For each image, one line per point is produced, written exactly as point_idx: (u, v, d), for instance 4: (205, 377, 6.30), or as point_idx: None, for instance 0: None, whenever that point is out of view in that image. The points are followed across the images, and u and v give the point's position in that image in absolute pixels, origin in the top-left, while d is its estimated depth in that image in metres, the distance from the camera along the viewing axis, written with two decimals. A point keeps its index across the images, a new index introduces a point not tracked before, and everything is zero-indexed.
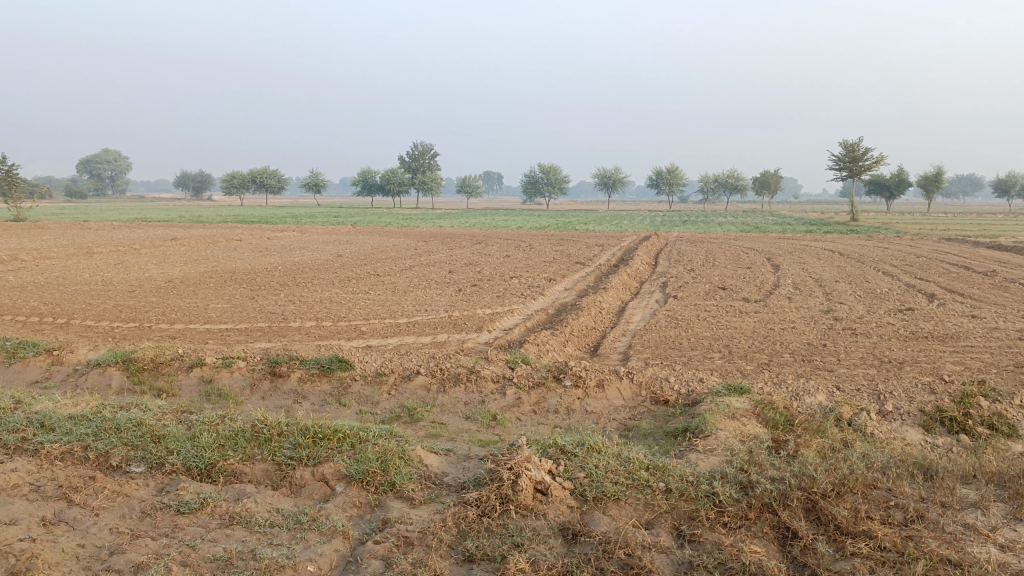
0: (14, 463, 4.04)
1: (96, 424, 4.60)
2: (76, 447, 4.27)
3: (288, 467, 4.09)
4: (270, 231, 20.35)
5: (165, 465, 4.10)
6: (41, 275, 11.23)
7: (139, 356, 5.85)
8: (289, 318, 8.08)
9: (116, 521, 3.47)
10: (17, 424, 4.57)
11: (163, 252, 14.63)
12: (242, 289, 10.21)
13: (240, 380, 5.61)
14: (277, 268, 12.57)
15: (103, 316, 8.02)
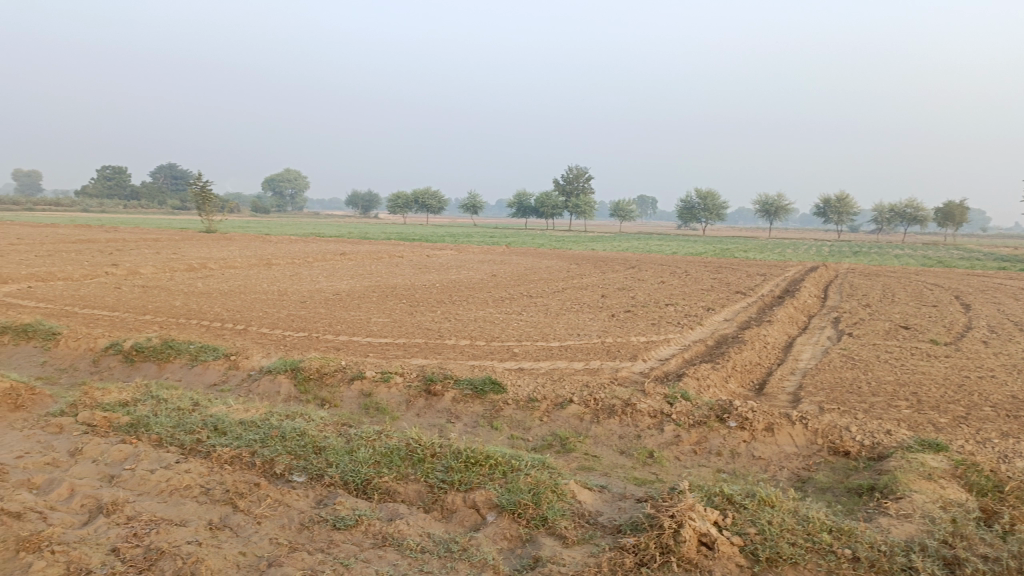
0: (189, 464, 4.27)
1: (264, 431, 4.79)
2: (245, 452, 4.46)
3: (440, 490, 4.02)
4: (429, 249, 21.09)
5: (324, 477, 4.16)
6: (226, 283, 12.22)
7: (306, 366, 6.09)
8: (444, 335, 8.19)
9: (275, 531, 3.53)
10: (195, 426, 4.86)
11: (332, 266, 15.50)
12: (401, 304, 10.54)
13: (396, 395, 5.68)
14: (435, 285, 12.91)
15: (277, 325, 8.52)
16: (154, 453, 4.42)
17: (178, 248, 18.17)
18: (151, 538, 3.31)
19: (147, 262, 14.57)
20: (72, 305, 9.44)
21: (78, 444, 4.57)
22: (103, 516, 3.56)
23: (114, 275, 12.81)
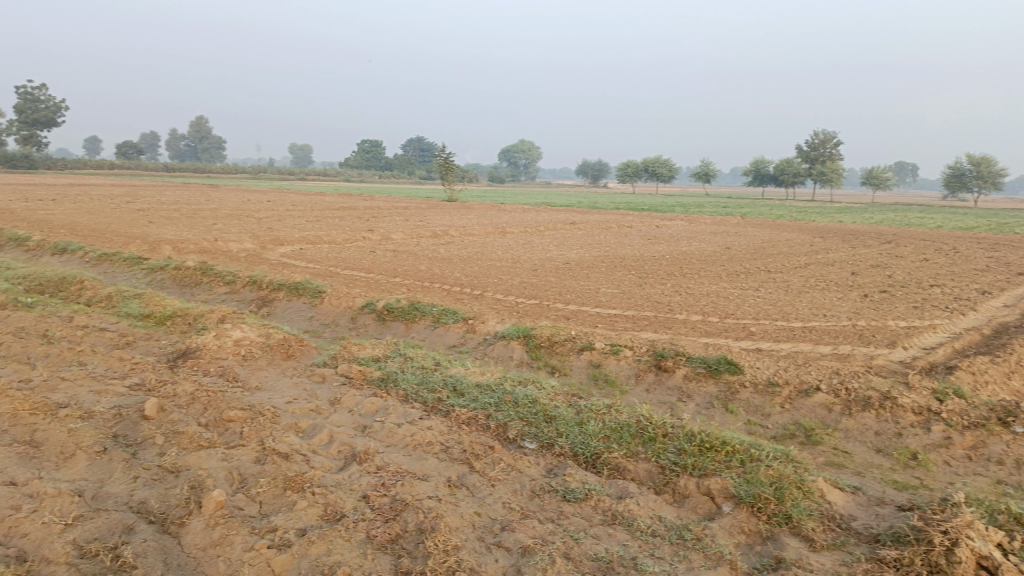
0: (430, 421, 4.51)
1: (498, 395, 4.93)
2: (480, 415, 4.62)
3: (672, 473, 3.85)
4: (660, 219, 20.64)
5: (555, 447, 4.18)
6: (465, 249, 12.89)
7: (537, 334, 6.18)
8: (676, 309, 7.91)
9: (508, 496, 3.60)
10: (436, 385, 5.15)
11: (563, 235, 15.74)
12: (630, 275, 10.39)
13: (625, 369, 5.55)
14: (665, 256, 12.57)
15: (510, 291, 8.80)
16: (401, 408, 4.75)
17: (423, 215, 19.58)
18: (397, 489, 3.54)
19: (397, 228, 15.84)
20: (335, 266, 10.53)
21: (337, 395, 5.06)
22: (356, 464, 3.89)
23: (370, 239, 14.09)
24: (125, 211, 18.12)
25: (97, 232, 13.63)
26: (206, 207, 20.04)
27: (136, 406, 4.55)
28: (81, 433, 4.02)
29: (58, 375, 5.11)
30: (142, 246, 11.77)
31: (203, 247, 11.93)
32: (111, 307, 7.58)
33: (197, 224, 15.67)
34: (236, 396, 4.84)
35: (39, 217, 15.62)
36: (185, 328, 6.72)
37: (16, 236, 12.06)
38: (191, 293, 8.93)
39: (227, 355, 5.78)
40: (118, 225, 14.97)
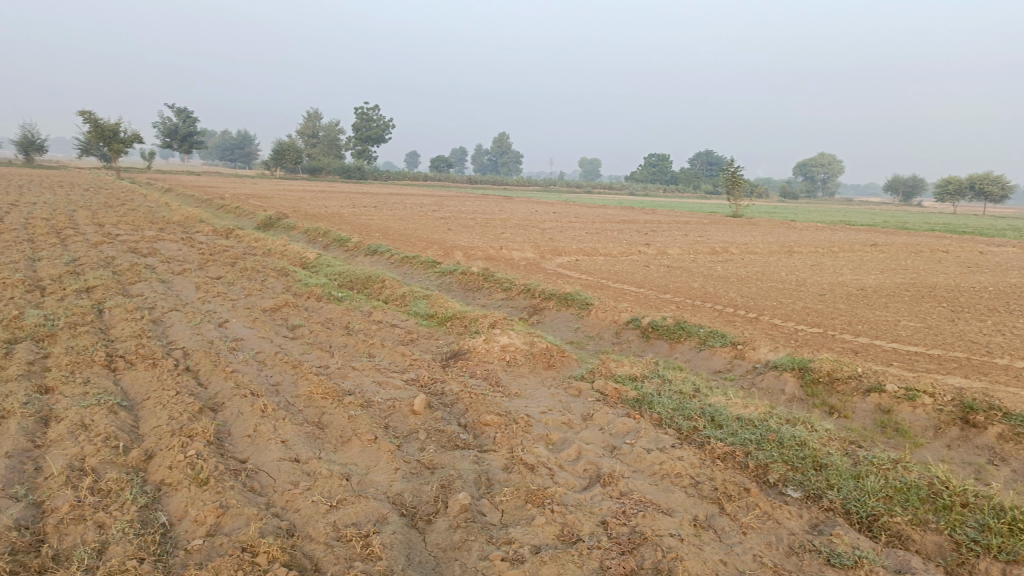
0: (682, 451, 4.24)
1: (761, 432, 4.49)
2: (738, 451, 4.24)
3: (971, 554, 3.15)
4: (987, 244, 17.65)
5: (822, 499, 3.68)
6: (745, 268, 12.18)
7: (815, 367, 5.53)
8: (998, 353, 6.61)
9: (761, 548, 3.22)
10: (693, 413, 4.86)
11: (860, 257, 14.16)
12: (941, 307, 8.96)
13: (922, 419, 4.71)
14: (991, 288, 10.65)
15: (790, 317, 8.07)
16: (653, 433, 4.54)
17: (704, 230, 18.97)
18: (638, 520, 3.36)
19: (674, 243, 15.53)
20: (606, 279, 10.59)
21: (590, 410, 5.00)
22: (600, 486, 3.78)
23: (645, 254, 13.97)
24: (429, 218, 20.17)
25: (404, 236, 15.31)
26: (498, 216, 21.52)
27: (408, 400, 4.93)
28: (359, 421, 4.46)
29: (351, 364, 5.75)
30: (437, 251, 12.95)
31: (489, 254, 12.77)
32: (403, 306, 8.40)
33: (487, 233, 16.86)
34: (495, 401, 5.02)
35: (362, 222, 18.00)
36: (460, 330, 7.19)
37: (341, 237, 14.01)
38: (472, 297, 9.58)
39: (493, 360, 6.04)
40: (421, 231, 16.69)
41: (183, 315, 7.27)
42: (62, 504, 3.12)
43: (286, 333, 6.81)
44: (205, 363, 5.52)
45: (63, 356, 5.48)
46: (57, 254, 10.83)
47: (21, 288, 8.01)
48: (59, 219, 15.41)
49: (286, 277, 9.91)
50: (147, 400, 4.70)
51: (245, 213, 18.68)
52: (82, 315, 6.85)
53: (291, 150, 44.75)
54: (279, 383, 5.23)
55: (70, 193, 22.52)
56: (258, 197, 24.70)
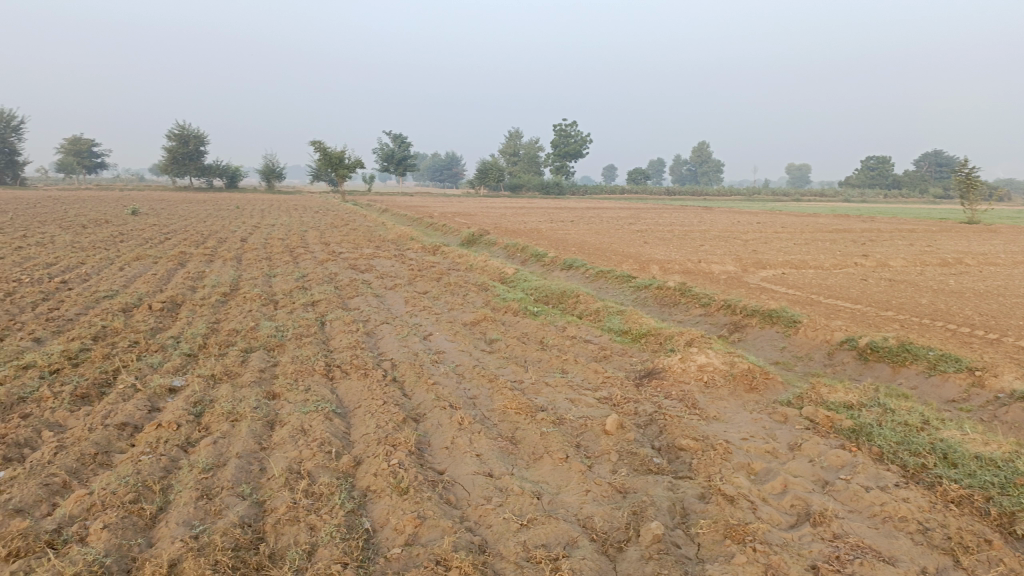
0: (907, 491, 3.75)
1: (1006, 474, 3.86)
2: (978, 496, 3.67)
3: None
4: None
5: None
6: (986, 282, 10.72)
7: None
8: None
9: None
10: (920, 448, 4.30)
11: None
12: None
13: None
14: None
15: None
16: (871, 468, 4.08)
17: (934, 239, 17.04)
18: (853, 568, 3.01)
19: (898, 254, 14.08)
20: (817, 294, 9.81)
21: (798, 440, 4.60)
22: (809, 525, 3.45)
23: (862, 266, 12.78)
24: (627, 232, 20.00)
25: (601, 250, 15.29)
26: (698, 228, 20.85)
27: (600, 419, 4.85)
28: (550, 438, 4.45)
29: (544, 380, 5.79)
30: (633, 265, 12.78)
31: (687, 268, 12.36)
32: (597, 321, 8.35)
33: (686, 245, 16.36)
34: (691, 424, 4.79)
35: (560, 236, 18.26)
36: (655, 347, 7.00)
37: (539, 252, 14.29)
38: (669, 313, 9.31)
39: (689, 381, 5.79)
40: (618, 244, 16.59)
41: (391, 327, 7.77)
42: (279, 506, 3.47)
43: (483, 346, 7.03)
44: (408, 375, 5.83)
45: (289, 365, 6.07)
46: (290, 271, 12.10)
47: (259, 302, 9.04)
48: (293, 239, 17.25)
49: (485, 292, 10.27)
50: (357, 409, 5.05)
51: (451, 230, 19.70)
52: (306, 327, 7.55)
53: (494, 169, 46.68)
54: (475, 396, 5.38)
55: (304, 215, 25.14)
56: (463, 214, 25.99)
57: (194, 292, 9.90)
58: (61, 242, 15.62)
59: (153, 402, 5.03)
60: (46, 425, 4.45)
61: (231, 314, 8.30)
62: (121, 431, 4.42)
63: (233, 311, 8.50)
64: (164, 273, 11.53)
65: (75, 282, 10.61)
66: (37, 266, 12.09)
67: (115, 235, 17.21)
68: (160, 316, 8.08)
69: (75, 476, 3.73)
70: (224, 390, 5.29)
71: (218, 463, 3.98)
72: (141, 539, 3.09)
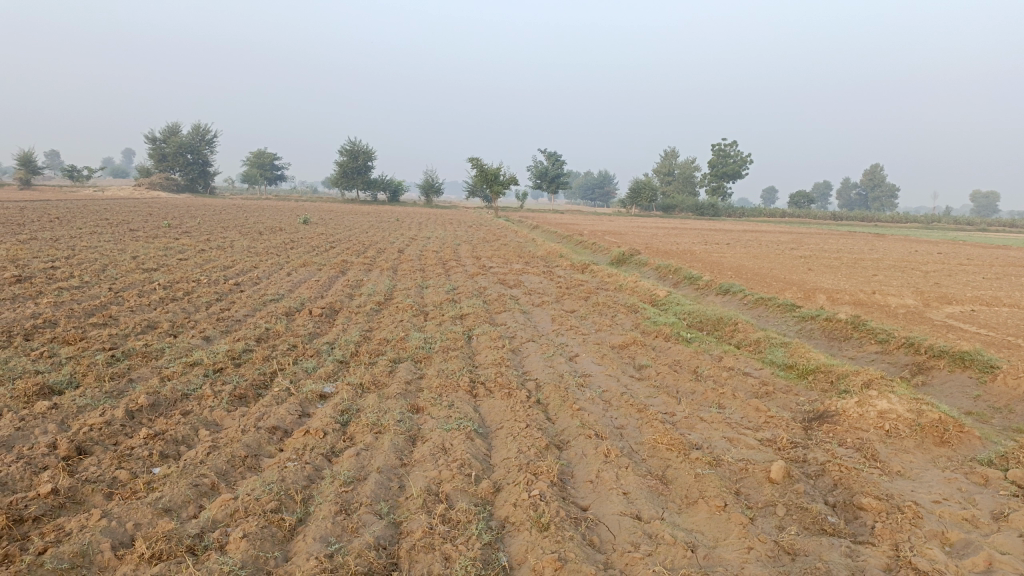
0: None
1: None
2: None
3: None
4: None
5: None
6: None
7: None
8: None
9: None
10: None
11: None
12: None
13: None
14: None
15: None
16: None
17: None
18: None
19: None
20: (1017, 336, 8.58)
21: (1005, 508, 3.86)
22: None
23: None
24: (789, 257, 18.79)
25: (760, 276, 14.40)
26: (869, 256, 19.22)
27: (764, 464, 4.35)
28: (705, 481, 4.04)
29: (698, 414, 5.34)
30: (797, 293, 11.88)
31: (858, 299, 11.31)
32: (757, 352, 7.73)
33: (856, 274, 15.07)
34: (870, 479, 4.18)
35: (716, 259, 17.45)
36: (825, 386, 6.33)
37: (693, 274, 13.67)
38: (838, 348, 8.48)
39: (867, 429, 5.12)
40: (779, 270, 15.58)
41: (537, 346, 7.60)
42: (415, 529, 3.33)
43: (633, 372, 6.66)
44: (553, 398, 5.59)
45: (435, 378, 6.02)
46: (441, 283, 12.31)
47: (410, 313, 9.20)
48: (446, 252, 17.68)
49: (635, 314, 9.88)
50: (499, 430, 4.86)
51: (601, 248, 19.40)
52: (453, 340, 7.54)
53: (646, 188, 45.92)
54: (623, 426, 5.04)
55: (458, 229, 25.84)
56: (613, 233, 25.65)
57: (351, 300, 10.28)
58: (240, 247, 16.95)
59: (303, 408, 5.14)
60: (205, 423, 4.67)
61: (383, 323, 8.48)
62: (271, 434, 4.53)
63: (386, 320, 8.69)
64: (326, 280, 12.11)
65: (247, 284, 11.39)
66: (218, 268, 13.14)
67: (286, 241, 18.43)
68: (317, 322, 8.41)
69: (224, 478, 3.84)
70: (371, 400, 5.30)
71: (359, 477, 3.93)
72: (277, 552, 3.08)
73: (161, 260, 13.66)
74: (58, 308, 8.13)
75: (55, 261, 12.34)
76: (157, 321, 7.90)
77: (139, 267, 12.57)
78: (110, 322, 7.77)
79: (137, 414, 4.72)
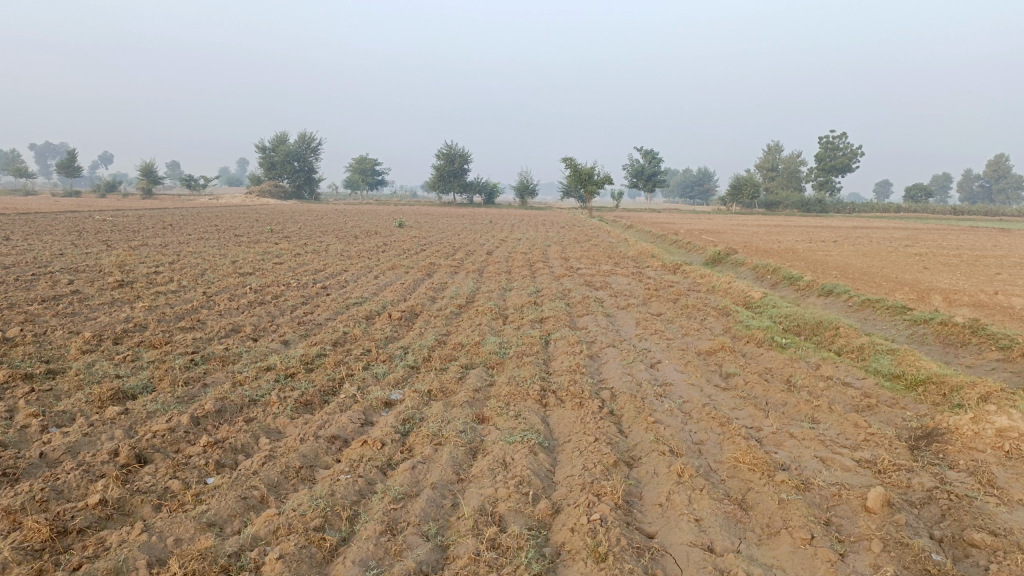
0: None
1: None
2: None
3: None
4: None
5: None
6: None
7: None
8: None
9: None
10: None
11: None
12: None
13: None
14: None
15: None
16: None
17: None
18: None
19: None
20: None
21: None
22: None
23: None
24: (902, 255, 17.48)
25: (868, 276, 13.39)
26: (993, 253, 17.62)
27: (861, 490, 3.87)
28: (791, 509, 3.61)
29: (788, 430, 4.86)
30: (908, 294, 10.94)
31: (979, 301, 10.27)
32: (860, 360, 7.07)
33: (978, 273, 13.76)
34: (987, 509, 3.61)
35: (819, 258, 16.42)
36: (936, 399, 5.67)
37: (793, 274, 12.87)
38: (954, 355, 7.66)
39: (984, 449, 4.47)
40: (890, 269, 14.46)
41: (618, 352, 7.22)
42: (461, 555, 3.10)
43: (718, 381, 6.19)
44: (628, 409, 5.24)
45: (505, 386, 5.78)
46: (525, 285, 12.09)
47: (490, 316, 9.02)
48: (535, 254, 17.46)
49: (726, 317, 9.32)
50: (566, 444, 4.56)
51: (696, 248, 18.65)
52: (529, 345, 7.28)
53: (747, 184, 44.21)
54: (702, 442, 4.63)
55: (550, 230, 25.60)
56: (710, 231, 24.73)
57: (432, 303, 10.19)
58: (334, 250, 17.32)
59: (366, 416, 5.01)
60: (267, 431, 4.63)
61: (460, 327, 8.32)
62: (330, 443, 4.42)
63: (464, 324, 8.53)
64: (411, 282, 12.15)
65: (334, 287, 11.53)
66: (309, 272, 13.41)
67: (379, 244, 18.72)
68: (396, 325, 8.35)
69: (274, 491, 3.74)
70: (435, 409, 5.12)
71: (410, 493, 3.73)
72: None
73: (257, 264, 14.09)
74: (151, 313, 8.46)
75: (159, 266, 12.96)
76: (241, 325, 8.07)
77: (236, 271, 13.03)
78: (196, 326, 8.00)
79: (202, 420, 4.75)
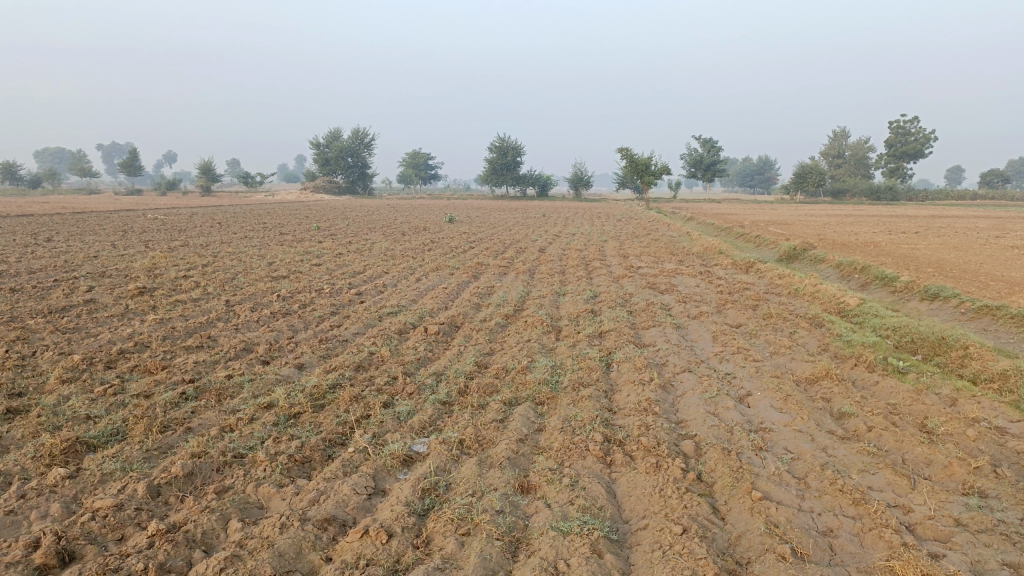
0: None
1: None
2: None
3: None
4: None
5: None
6: None
7: None
8: None
9: None
10: None
11: None
12: None
13: None
14: None
15: None
16: None
17: None
18: None
19: None
20: None
21: None
22: None
23: None
24: (1002, 248, 15.56)
25: (972, 274, 11.66)
26: None
27: None
28: None
29: (949, 514, 3.51)
30: None
31: None
32: (1007, 390, 5.58)
33: None
34: None
35: (908, 253, 14.64)
36: None
37: (886, 274, 11.27)
38: None
39: None
40: (995, 266, 12.66)
41: (695, 380, 5.89)
42: None
43: (832, 426, 4.81)
44: (721, 474, 3.93)
45: (557, 435, 4.53)
46: (581, 288, 10.81)
47: (542, 329, 7.80)
48: (591, 250, 16.15)
49: (820, 329, 7.86)
50: (641, 534, 3.31)
51: (766, 242, 17.00)
52: (587, 371, 6.01)
53: (813, 172, 41.75)
54: (833, 533, 3.32)
55: (605, 223, 24.20)
56: (777, 223, 22.97)
57: (477, 312, 9.01)
58: (380, 248, 16.35)
59: (376, 484, 3.83)
60: (243, 511, 3.49)
61: (505, 344, 7.10)
62: (320, 531, 3.27)
63: (510, 340, 7.32)
64: (455, 286, 11.02)
65: (370, 293, 10.45)
66: (347, 274, 12.43)
67: (426, 242, 17.59)
68: (432, 342, 7.21)
69: None
70: (467, 471, 3.91)
71: None
72: None
73: (295, 266, 13.14)
74: (159, 328, 7.50)
75: (191, 270, 12.15)
76: (255, 343, 7.02)
77: (271, 273, 12.13)
78: (206, 344, 6.97)
79: (164, 492, 3.64)
